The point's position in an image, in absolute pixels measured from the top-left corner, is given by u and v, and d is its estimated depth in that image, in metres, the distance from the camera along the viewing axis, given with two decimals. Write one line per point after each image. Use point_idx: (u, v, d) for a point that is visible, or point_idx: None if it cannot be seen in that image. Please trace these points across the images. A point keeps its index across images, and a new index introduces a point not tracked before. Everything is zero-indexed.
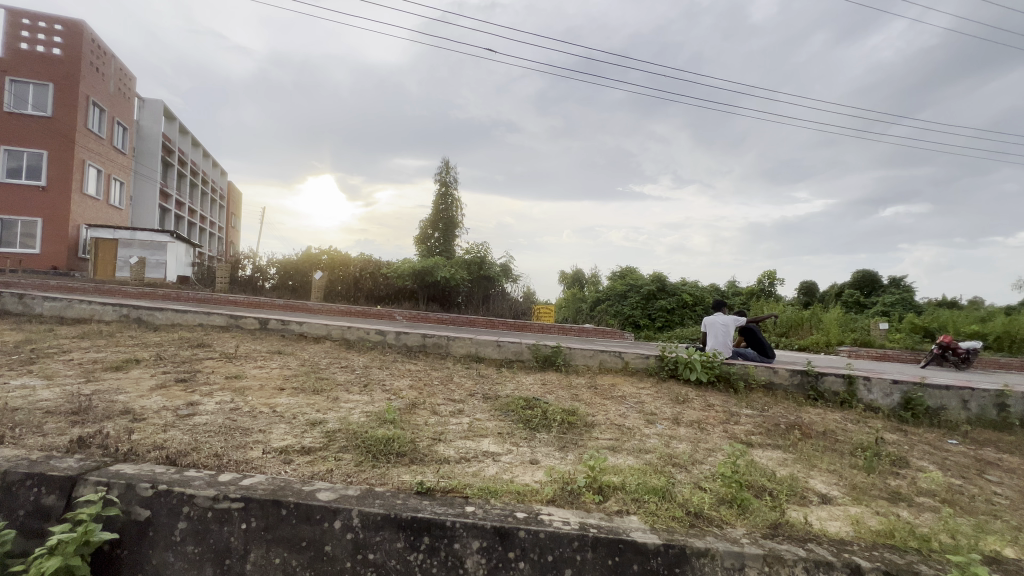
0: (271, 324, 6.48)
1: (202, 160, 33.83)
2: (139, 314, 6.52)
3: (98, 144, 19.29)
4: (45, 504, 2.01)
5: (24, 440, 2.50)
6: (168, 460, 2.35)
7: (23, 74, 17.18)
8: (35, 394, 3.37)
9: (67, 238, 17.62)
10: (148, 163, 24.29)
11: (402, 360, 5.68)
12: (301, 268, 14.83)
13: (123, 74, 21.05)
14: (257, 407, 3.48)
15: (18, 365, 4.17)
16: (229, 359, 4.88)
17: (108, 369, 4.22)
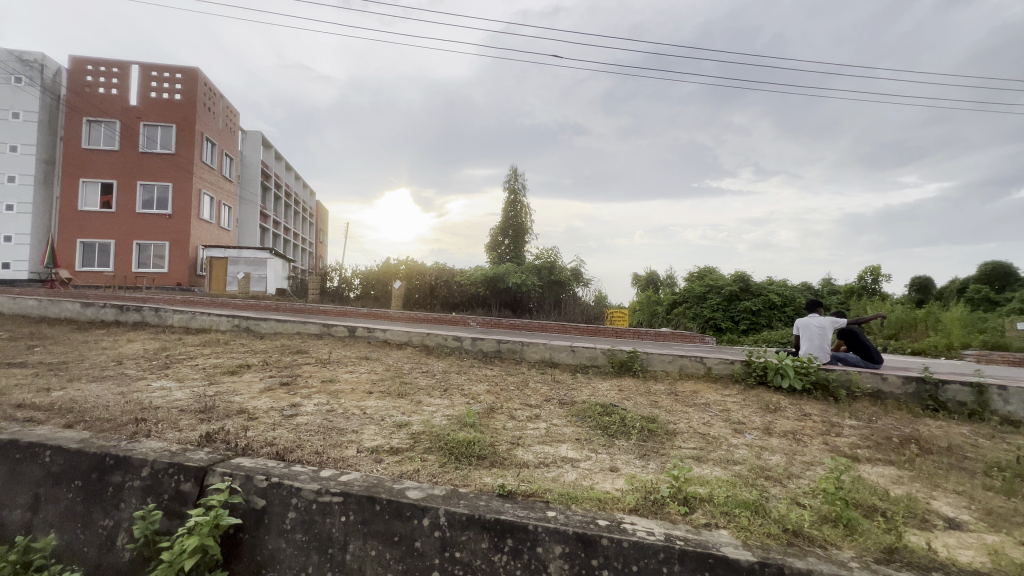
0: (359, 331, 6.98)
1: (295, 183, 37.21)
2: (248, 323, 7.30)
3: (210, 174, 21.92)
4: (183, 490, 2.32)
5: (165, 434, 2.91)
6: (278, 456, 2.61)
7: (153, 119, 20.03)
8: (171, 395, 3.92)
9: (188, 258, 20.15)
10: (251, 188, 27.16)
11: (479, 365, 5.85)
12: (382, 278, 15.76)
13: (230, 111, 23.79)
14: (350, 408, 3.77)
15: (157, 369, 4.86)
16: (324, 364, 5.31)
17: (226, 373, 4.78)
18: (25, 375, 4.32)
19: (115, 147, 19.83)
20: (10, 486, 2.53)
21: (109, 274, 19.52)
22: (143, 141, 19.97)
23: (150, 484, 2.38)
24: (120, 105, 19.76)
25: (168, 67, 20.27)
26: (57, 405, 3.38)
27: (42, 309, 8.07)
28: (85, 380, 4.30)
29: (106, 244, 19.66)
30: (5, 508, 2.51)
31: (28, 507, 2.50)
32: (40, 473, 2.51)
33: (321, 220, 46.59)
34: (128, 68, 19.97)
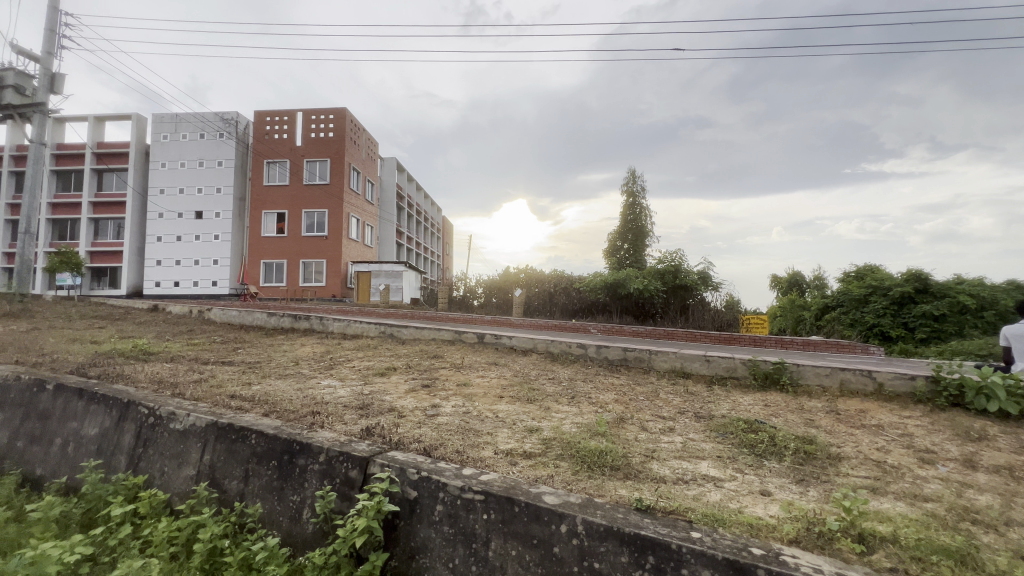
0: (487, 338, 7.36)
1: (425, 202, 40.73)
2: (393, 330, 8.18)
3: (356, 199, 25.04)
4: (352, 476, 2.67)
5: (334, 426, 3.39)
6: (425, 452, 2.87)
7: (313, 155, 23.56)
8: (337, 392, 4.55)
9: (340, 273, 23.21)
10: (389, 209, 30.36)
11: (605, 373, 5.76)
12: (504, 287, 16.44)
13: (371, 142, 26.99)
14: (484, 411, 3.99)
15: (325, 369, 5.69)
16: (458, 368, 5.71)
17: (378, 374, 5.41)
18: (233, 371, 5.37)
19: (287, 183, 23.73)
20: (228, 461, 3.14)
21: (284, 288, 23.39)
22: (307, 175, 23.59)
23: (326, 469, 2.77)
24: (289, 147, 23.65)
25: (323, 111, 23.71)
26: (257, 397, 4.14)
27: (242, 318, 9.96)
28: (274, 376, 5.21)
29: (281, 263, 23.58)
30: (225, 479, 3.11)
31: (240, 480, 3.06)
32: (248, 452, 3.08)
33: (447, 234, 50.19)
34: (294, 115, 23.81)
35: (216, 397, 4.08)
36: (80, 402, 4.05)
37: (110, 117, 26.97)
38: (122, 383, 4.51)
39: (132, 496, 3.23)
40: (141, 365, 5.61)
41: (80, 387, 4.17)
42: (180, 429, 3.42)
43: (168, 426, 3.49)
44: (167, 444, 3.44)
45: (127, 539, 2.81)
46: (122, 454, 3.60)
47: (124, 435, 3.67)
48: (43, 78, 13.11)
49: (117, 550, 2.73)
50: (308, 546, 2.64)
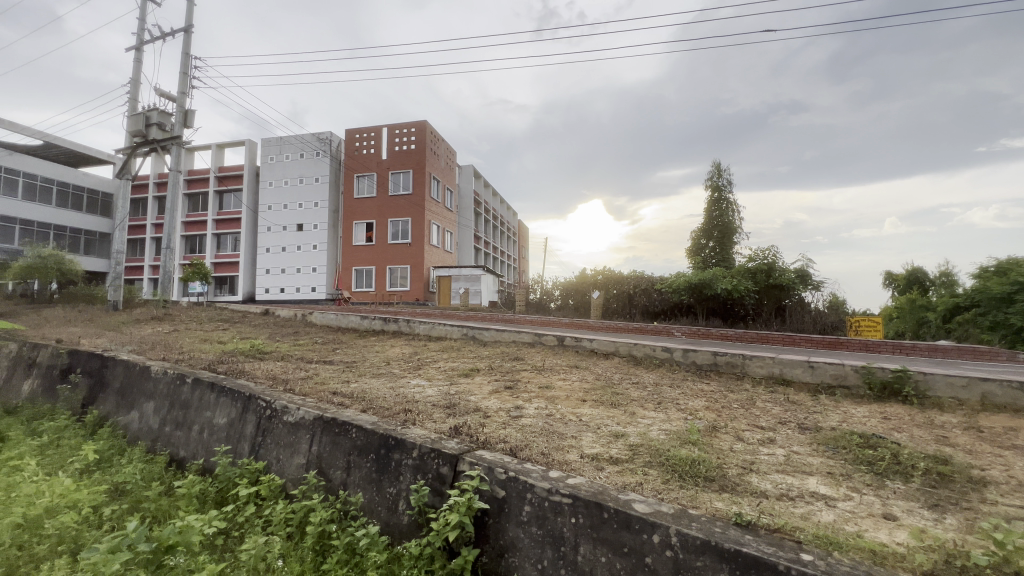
0: (567, 340, 7.34)
1: (501, 206, 41.50)
2: (475, 332, 8.42)
3: (437, 207, 26.16)
4: (443, 471, 2.80)
5: (426, 423, 3.57)
6: (511, 452, 2.93)
7: (397, 167, 25.02)
8: (426, 391, 4.77)
9: (423, 278, 24.36)
10: (467, 215, 31.34)
11: (693, 378, 5.48)
12: (581, 289, 16.26)
13: (450, 152, 28.07)
14: (567, 414, 3.97)
15: (413, 369, 6.00)
16: (539, 371, 5.74)
17: (462, 374, 5.60)
18: (333, 369, 5.86)
19: (374, 195, 25.42)
20: (333, 452, 3.42)
21: (373, 293, 25.07)
22: (392, 187, 25.09)
23: (419, 464, 2.93)
24: (376, 161, 25.33)
25: (406, 125, 25.10)
26: (356, 394, 4.48)
27: (339, 321, 10.82)
28: (369, 375, 5.60)
29: (371, 270, 25.27)
30: (330, 469, 3.39)
31: (343, 470, 3.33)
32: (350, 445, 3.34)
33: (522, 237, 50.74)
34: (380, 131, 25.47)
35: (320, 393, 4.48)
36: (211, 394, 4.65)
37: (228, 144, 30.70)
38: (244, 378, 5.12)
39: (255, 479, 3.64)
40: (257, 363, 6.31)
41: (212, 381, 4.79)
42: (292, 421, 3.80)
43: (282, 418, 3.89)
44: (282, 434, 3.83)
45: (252, 516, 3.17)
46: (245, 441, 4.07)
47: (247, 425, 4.15)
48: (179, 115, 15.28)
49: (244, 526, 3.09)
50: (404, 537, 2.79)
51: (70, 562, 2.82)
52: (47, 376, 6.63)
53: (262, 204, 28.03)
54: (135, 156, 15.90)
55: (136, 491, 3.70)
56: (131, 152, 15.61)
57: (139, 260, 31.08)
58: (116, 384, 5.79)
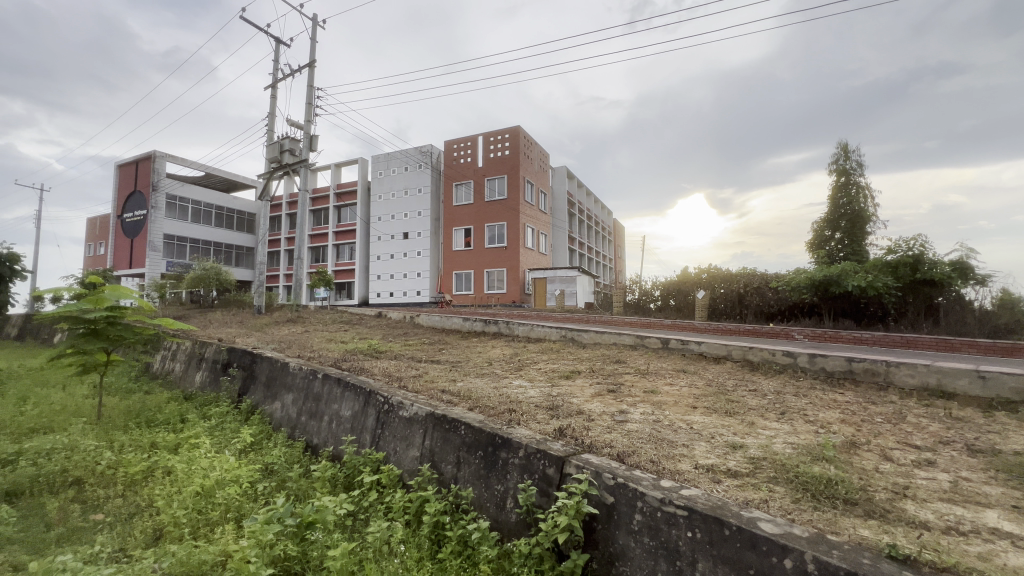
0: (673, 343, 6.99)
1: (595, 206, 40.78)
2: (574, 334, 8.37)
3: (531, 210, 26.53)
4: (549, 473, 2.82)
5: (530, 424, 3.61)
6: (618, 457, 2.85)
7: (493, 173, 25.80)
8: (528, 392, 4.85)
9: (519, 280, 24.87)
10: (561, 217, 31.30)
11: (823, 387, 4.89)
12: (683, 288, 15.38)
13: (543, 154, 28.28)
14: (676, 421, 3.76)
15: (515, 370, 6.12)
16: (643, 374, 5.53)
17: (564, 376, 5.60)
18: (441, 368, 6.21)
19: (472, 201, 26.49)
20: (444, 447, 3.61)
21: (472, 295, 26.22)
22: (488, 193, 25.94)
23: (525, 463, 2.98)
24: (473, 169, 26.37)
25: (500, 132, 25.79)
26: (463, 393, 4.69)
27: (443, 322, 11.45)
28: (473, 374, 5.84)
29: (470, 273, 26.39)
30: (442, 462, 3.58)
31: (453, 464, 3.50)
32: (459, 441, 3.51)
33: (618, 237, 49.40)
34: (476, 140, 26.47)
35: (430, 390, 4.77)
36: (338, 388, 5.19)
37: (345, 164, 34.07)
38: (364, 375, 5.63)
39: (376, 468, 3.97)
40: (375, 361, 6.92)
41: (339, 376, 5.35)
42: (407, 416, 4.08)
43: (398, 412, 4.20)
44: (398, 427, 4.14)
45: (375, 502, 3.46)
46: (367, 433, 4.47)
47: (368, 418, 4.55)
48: (306, 140, 17.32)
49: (369, 510, 3.38)
50: (513, 534, 2.85)
51: (235, 528, 3.32)
52: (212, 369, 7.91)
53: (374, 216, 30.67)
54: (273, 180, 18.33)
55: (282, 472, 4.25)
56: (268, 176, 18.01)
57: (277, 270, 35.79)
58: (263, 377, 6.72)
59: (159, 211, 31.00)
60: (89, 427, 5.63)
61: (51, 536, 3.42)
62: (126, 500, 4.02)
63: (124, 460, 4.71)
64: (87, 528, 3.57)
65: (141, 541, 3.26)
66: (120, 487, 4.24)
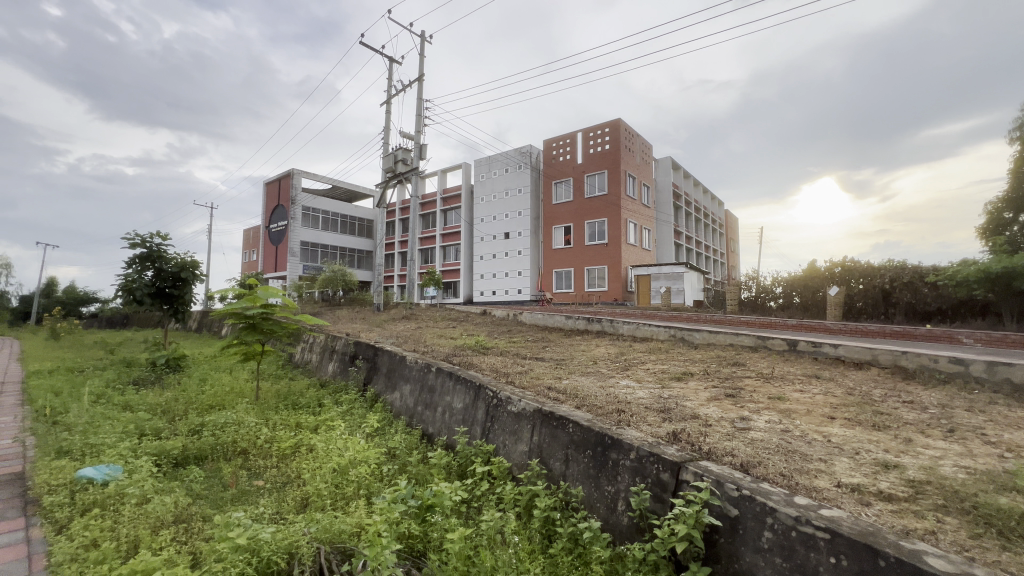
0: (802, 345, 6.28)
1: (704, 197, 38.10)
2: (685, 334, 7.91)
3: (633, 204, 25.63)
4: (663, 478, 2.71)
5: (641, 425, 3.49)
6: (741, 467, 2.63)
7: (593, 169, 25.37)
8: (636, 392, 4.69)
9: (621, 277, 24.14)
10: (667, 210, 29.74)
11: (1007, 403, 4.04)
12: (811, 284, 13.73)
13: (645, 146, 27.15)
14: (810, 432, 3.36)
15: (621, 370, 5.97)
16: (767, 379, 5.04)
17: (674, 378, 5.32)
18: (546, 366, 6.27)
19: (572, 199, 26.34)
20: (552, 443, 3.64)
21: (573, 293, 26.07)
22: (588, 189, 25.59)
23: (637, 466, 2.90)
24: (573, 166, 26.21)
25: (600, 126, 25.24)
26: (569, 390, 4.70)
27: (546, 320, 11.54)
28: (579, 373, 5.83)
29: (570, 271, 26.31)
30: (551, 459, 3.61)
31: (562, 461, 3.50)
32: (568, 439, 3.51)
33: (731, 229, 45.65)
34: (575, 137, 26.25)
35: (537, 387, 4.84)
36: (450, 381, 5.50)
37: (449, 169, 35.96)
38: (474, 369, 5.90)
39: (487, 460, 4.13)
40: (482, 356, 7.21)
41: (450, 370, 5.67)
42: (515, 411, 4.20)
43: (507, 407, 4.33)
44: (507, 422, 4.27)
45: (487, 492, 3.62)
46: (478, 425, 4.68)
47: (478, 411, 4.75)
48: (416, 149, 18.62)
49: (482, 498, 3.55)
50: (625, 537, 2.78)
51: (366, 504, 3.69)
52: (342, 360, 8.88)
53: (477, 217, 31.96)
54: (388, 188, 19.98)
55: (403, 456, 4.64)
56: (384, 185, 19.67)
57: (392, 271, 39.04)
58: (384, 368, 7.37)
59: (298, 221, 35.57)
60: (251, 406, 6.66)
61: (228, 495, 4.12)
62: (281, 470, 4.68)
63: (277, 436, 5.49)
64: (252, 492, 4.23)
65: (292, 507, 3.76)
66: (276, 459, 4.95)
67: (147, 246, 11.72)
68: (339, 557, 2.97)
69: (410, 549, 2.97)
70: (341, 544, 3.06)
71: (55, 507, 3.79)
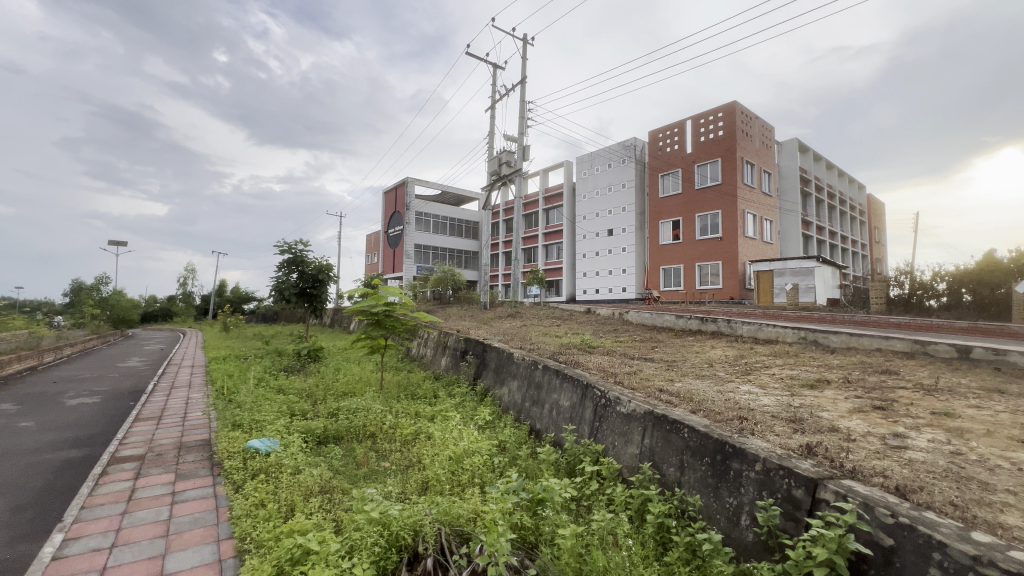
0: (978, 353, 5.23)
1: (840, 181, 33.44)
2: (818, 337, 7.06)
3: (752, 193, 23.42)
4: (796, 495, 2.48)
5: (767, 435, 3.20)
6: (895, 491, 2.29)
7: (704, 158, 23.72)
8: (760, 399, 4.30)
9: (738, 274, 22.23)
10: (792, 198, 26.69)
11: None
12: (989, 279, 11.36)
13: (766, 128, 24.65)
14: (991, 457, 2.80)
15: (741, 374, 5.51)
16: (927, 391, 4.30)
17: (806, 385, 4.76)
18: (655, 367, 6.02)
19: (681, 191, 24.88)
20: (665, 448, 3.50)
21: (682, 291, 24.62)
22: (699, 180, 23.96)
23: (764, 479, 2.68)
24: (681, 156, 24.75)
25: (712, 111, 23.48)
26: (682, 394, 4.45)
27: (655, 320, 11.06)
28: (692, 375, 5.49)
29: (680, 268, 24.91)
30: (663, 464, 3.47)
31: (676, 468, 3.35)
32: (682, 444, 3.35)
33: (875, 216, 39.45)
34: (684, 125, 24.72)
35: (647, 389, 4.67)
36: (557, 379, 5.54)
37: (551, 169, 36.13)
38: (581, 368, 5.88)
39: (596, 460, 4.10)
40: (588, 356, 7.14)
41: (557, 368, 5.71)
42: (625, 412, 4.11)
43: (616, 408, 4.26)
44: (616, 423, 4.18)
45: (596, 492, 3.60)
46: (586, 424, 4.66)
47: (586, 410, 4.73)
48: (520, 151, 19.03)
49: (592, 498, 3.54)
50: (750, 555, 2.58)
51: (480, 492, 3.90)
52: (453, 356, 9.42)
53: (580, 215, 31.70)
54: (493, 190, 20.68)
55: (512, 449, 4.81)
56: (489, 187, 20.41)
57: (497, 271, 40.43)
58: (493, 364, 7.68)
59: (411, 226, 38.58)
60: (377, 394, 7.39)
61: (360, 473, 4.62)
62: (404, 454, 5.13)
63: (399, 423, 6.01)
64: (381, 472, 4.70)
65: (415, 489, 4.10)
66: (400, 444, 5.43)
67: (292, 252, 13.59)
68: (458, 539, 3.16)
69: (523, 540, 3.06)
70: (459, 528, 3.26)
71: (234, 470, 4.59)
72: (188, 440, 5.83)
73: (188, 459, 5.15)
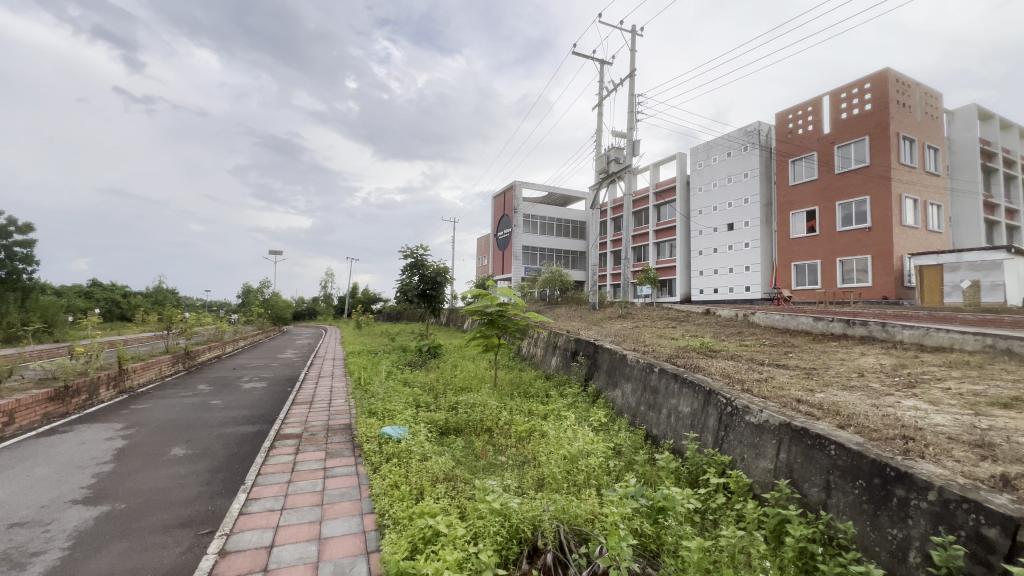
0: None
1: None
2: (1012, 346, 5.75)
3: (912, 174, 19.84)
4: (988, 535, 2.07)
5: (942, 461, 2.71)
6: None
7: (846, 138, 20.70)
8: (931, 418, 3.63)
9: (893, 269, 19.02)
10: (968, 176, 22.07)
11: None
12: None
13: (930, 95, 20.74)
14: None
15: (903, 388, 4.70)
16: None
17: (996, 404, 3.91)
18: (791, 375, 5.40)
19: (817, 177, 22.02)
20: (807, 466, 3.14)
21: (820, 290, 21.78)
22: (840, 163, 20.96)
23: (939, 512, 2.28)
24: (817, 137, 21.89)
25: (857, 82, 20.43)
26: (826, 406, 3.95)
27: (787, 322, 9.90)
28: (838, 386, 4.82)
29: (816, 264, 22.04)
30: (805, 483, 3.12)
31: (821, 488, 2.98)
32: (829, 463, 2.98)
33: None
34: (820, 102, 21.85)
35: (783, 398, 4.23)
36: (675, 384, 5.28)
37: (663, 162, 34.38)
38: (701, 373, 5.52)
39: (722, 472, 3.82)
40: (710, 360, 6.67)
41: (675, 372, 5.43)
42: (755, 422, 3.77)
43: (744, 417, 3.93)
44: (745, 434, 3.85)
45: (724, 506, 3.36)
46: (709, 433, 4.37)
47: (709, 417, 4.43)
48: (629, 147, 18.46)
49: (719, 512, 3.32)
50: None
51: (597, 494, 3.88)
52: (564, 356, 9.45)
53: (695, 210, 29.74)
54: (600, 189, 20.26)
55: (629, 454, 4.69)
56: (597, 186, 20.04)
57: (606, 271, 39.63)
58: (604, 366, 7.56)
59: (519, 228, 39.58)
60: (492, 391, 7.73)
61: (480, 464, 4.88)
62: (519, 450, 5.31)
63: (514, 420, 6.21)
64: (499, 465, 4.91)
65: (531, 484, 4.21)
66: (515, 439, 5.62)
67: (414, 256, 14.78)
68: (576, 539, 3.18)
69: (644, 547, 2.98)
70: (577, 527, 3.27)
71: (372, 452, 5.15)
72: (334, 423, 6.68)
73: (335, 440, 5.90)
